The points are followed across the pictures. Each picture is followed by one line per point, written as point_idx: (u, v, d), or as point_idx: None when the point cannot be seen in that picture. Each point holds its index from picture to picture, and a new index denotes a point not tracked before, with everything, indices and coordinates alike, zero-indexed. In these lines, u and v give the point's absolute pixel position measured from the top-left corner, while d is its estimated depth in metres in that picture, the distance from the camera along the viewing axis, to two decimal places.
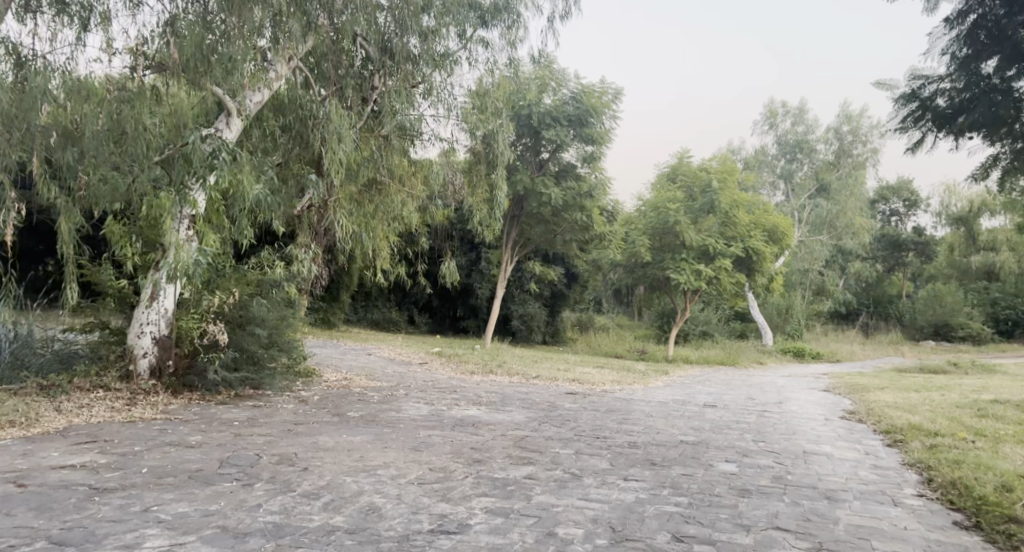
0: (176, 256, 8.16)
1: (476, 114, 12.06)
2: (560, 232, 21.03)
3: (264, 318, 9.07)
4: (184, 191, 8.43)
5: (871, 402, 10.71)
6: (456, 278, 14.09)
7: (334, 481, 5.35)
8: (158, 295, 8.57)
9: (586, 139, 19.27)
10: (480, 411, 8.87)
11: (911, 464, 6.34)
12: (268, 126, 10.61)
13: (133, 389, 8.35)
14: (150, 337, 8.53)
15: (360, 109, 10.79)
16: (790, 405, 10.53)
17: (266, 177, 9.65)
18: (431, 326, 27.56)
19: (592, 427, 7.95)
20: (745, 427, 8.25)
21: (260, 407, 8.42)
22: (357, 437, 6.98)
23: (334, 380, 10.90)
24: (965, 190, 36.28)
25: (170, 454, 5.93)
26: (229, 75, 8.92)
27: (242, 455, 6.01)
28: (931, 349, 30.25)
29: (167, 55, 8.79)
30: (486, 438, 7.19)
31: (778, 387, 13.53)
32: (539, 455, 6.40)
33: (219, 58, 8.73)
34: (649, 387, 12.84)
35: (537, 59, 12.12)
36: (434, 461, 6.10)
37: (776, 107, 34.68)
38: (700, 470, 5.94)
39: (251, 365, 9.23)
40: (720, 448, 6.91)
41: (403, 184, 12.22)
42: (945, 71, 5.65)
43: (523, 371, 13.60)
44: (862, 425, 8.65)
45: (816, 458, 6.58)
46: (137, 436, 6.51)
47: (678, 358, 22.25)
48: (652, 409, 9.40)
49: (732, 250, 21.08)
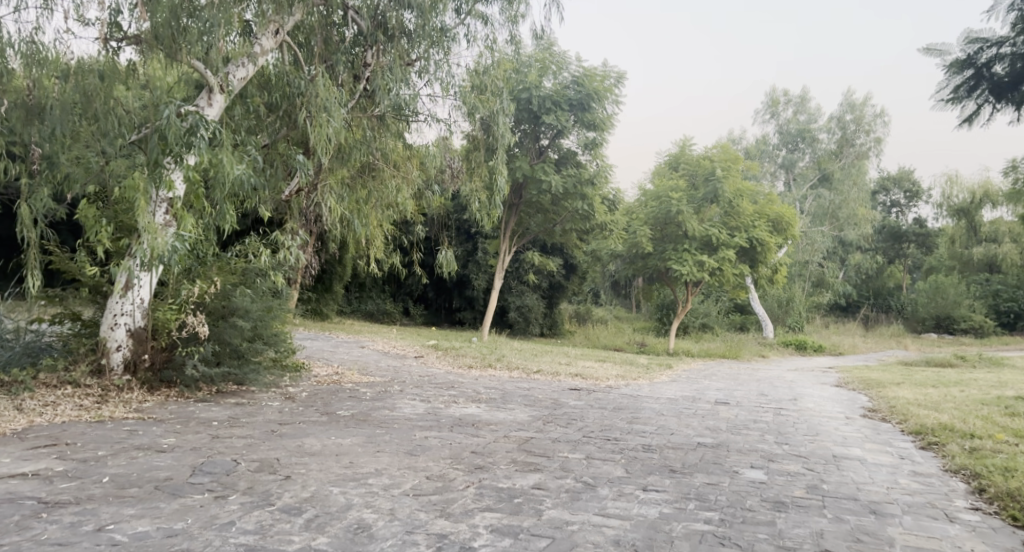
0: (150, 240, 7.52)
1: (476, 95, 11.46)
2: (559, 222, 20.46)
3: (247, 309, 8.45)
4: (160, 171, 7.80)
5: (890, 398, 10.15)
6: (453, 268, 13.39)
7: (319, 493, 4.75)
8: (133, 284, 7.96)
9: (587, 124, 18.61)
10: (479, 409, 8.30)
11: (954, 470, 5.79)
12: (251, 103, 9.86)
13: (105, 385, 7.73)
14: (125, 329, 7.91)
15: (352, 88, 10.29)
16: (805, 402, 9.94)
17: (249, 158, 9.05)
18: (426, 317, 27.00)
19: (600, 428, 7.39)
20: (764, 427, 7.68)
21: (243, 404, 7.83)
22: (347, 439, 6.37)
23: (324, 375, 10.30)
24: (967, 180, 35.84)
25: (138, 459, 5.33)
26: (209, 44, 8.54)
27: (218, 461, 5.42)
28: (933, 342, 29.86)
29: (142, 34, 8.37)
30: (488, 440, 6.61)
31: (790, 382, 13.00)
32: (545, 461, 5.81)
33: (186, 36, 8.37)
34: (655, 382, 12.28)
35: (539, 37, 11.47)
36: (432, 467, 5.51)
37: (777, 95, 34.17)
38: (726, 478, 5.37)
39: (234, 359, 8.59)
40: (742, 451, 6.35)
41: (397, 169, 11.55)
42: (1007, 34, 5.15)
43: (525, 365, 13.00)
44: (886, 425, 8.10)
45: (849, 464, 6.01)
46: (103, 439, 5.90)
47: (679, 350, 21.73)
48: (662, 408, 8.83)
49: (737, 240, 20.47)
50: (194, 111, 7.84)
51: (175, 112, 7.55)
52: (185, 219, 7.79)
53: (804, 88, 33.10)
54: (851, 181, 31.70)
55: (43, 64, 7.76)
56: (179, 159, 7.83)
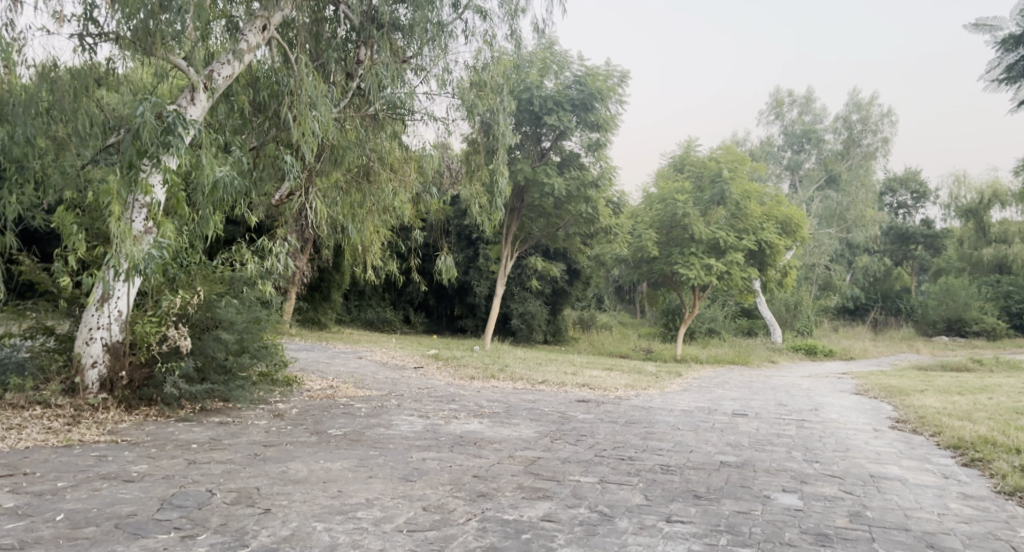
0: (126, 249, 6.97)
1: (476, 92, 10.88)
2: (562, 225, 19.88)
3: (232, 321, 7.89)
4: (135, 173, 7.26)
5: (917, 407, 9.56)
6: (454, 275, 12.80)
7: (301, 530, 4.20)
8: (110, 296, 7.41)
9: (591, 125, 18.09)
10: (482, 425, 7.75)
11: (1008, 492, 5.22)
12: (236, 102, 9.30)
13: (78, 405, 7.20)
14: (100, 344, 7.36)
15: (345, 86, 9.76)
16: (828, 413, 9.35)
17: (233, 159, 8.49)
18: (428, 325, 26.55)
19: (613, 445, 6.83)
20: (789, 442, 7.11)
21: (227, 424, 7.27)
22: (336, 463, 5.81)
23: (318, 389, 9.74)
24: (976, 180, 35.26)
25: (101, 491, 4.77)
26: (179, 32, 8.10)
27: (191, 492, 4.87)
28: (944, 345, 29.23)
29: (125, 36, 7.93)
30: (491, 461, 6.04)
31: (807, 390, 12.39)
32: (555, 486, 5.24)
33: (169, 34, 8.01)
34: (666, 392, 11.73)
35: (541, 31, 10.93)
36: (431, 496, 4.94)
37: (782, 96, 33.68)
38: (757, 505, 4.81)
39: (220, 375, 8.01)
40: (770, 472, 5.79)
41: (394, 173, 10.90)
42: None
43: (529, 375, 12.43)
44: (919, 438, 7.53)
45: (890, 485, 5.44)
46: (65, 467, 5.35)
47: (687, 356, 21.13)
48: (678, 421, 8.26)
49: (745, 243, 19.94)
50: (172, 109, 7.31)
51: (151, 110, 7.01)
52: (163, 225, 7.27)
53: (808, 89, 32.66)
54: (859, 182, 31.29)
55: (27, 63, 7.58)
56: (156, 161, 7.27)
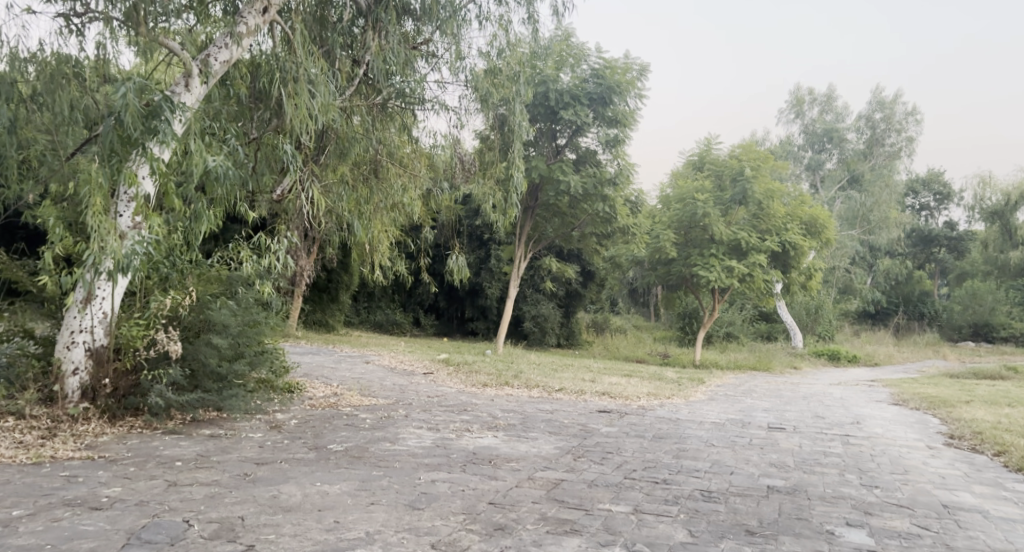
0: (108, 246, 6.34)
1: (490, 80, 10.19)
2: (579, 225, 19.18)
3: (226, 324, 7.21)
4: (119, 162, 6.61)
5: (968, 421, 8.81)
6: (464, 278, 12.07)
7: None
8: (94, 297, 6.78)
9: (609, 121, 17.37)
10: (497, 439, 7.08)
11: None
12: (232, 88, 8.63)
13: (56, 416, 6.59)
14: (83, 348, 6.75)
15: (352, 73, 9.16)
16: (872, 427, 8.61)
17: (229, 149, 7.82)
18: (438, 327, 25.84)
19: (644, 464, 6.14)
20: (840, 463, 6.38)
21: (218, 438, 6.61)
22: (335, 485, 5.15)
23: (320, 398, 9.08)
24: (1002, 181, 32.39)
25: (61, 523, 4.12)
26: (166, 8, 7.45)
27: (165, 523, 4.22)
28: (973, 352, 28.33)
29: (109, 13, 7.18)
30: (508, 485, 5.35)
31: (841, 399, 11.62)
32: (584, 518, 4.54)
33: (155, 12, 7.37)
34: (692, 401, 11.01)
35: (560, 14, 10.17)
36: (441, 530, 4.27)
37: (802, 94, 32.96)
38: (823, 545, 4.11)
39: (215, 382, 7.32)
40: (828, 500, 5.07)
41: (404, 168, 10.17)
42: None
43: (546, 382, 11.72)
44: (982, 458, 6.80)
45: (970, 518, 4.71)
46: (26, 491, 4.71)
47: (706, 362, 20.34)
48: (711, 436, 7.53)
49: (768, 244, 19.20)
50: (160, 93, 6.61)
51: (134, 92, 6.29)
52: (147, 219, 6.62)
53: (829, 87, 31.87)
54: (883, 182, 30.27)
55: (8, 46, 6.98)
56: (143, 148, 6.59)
